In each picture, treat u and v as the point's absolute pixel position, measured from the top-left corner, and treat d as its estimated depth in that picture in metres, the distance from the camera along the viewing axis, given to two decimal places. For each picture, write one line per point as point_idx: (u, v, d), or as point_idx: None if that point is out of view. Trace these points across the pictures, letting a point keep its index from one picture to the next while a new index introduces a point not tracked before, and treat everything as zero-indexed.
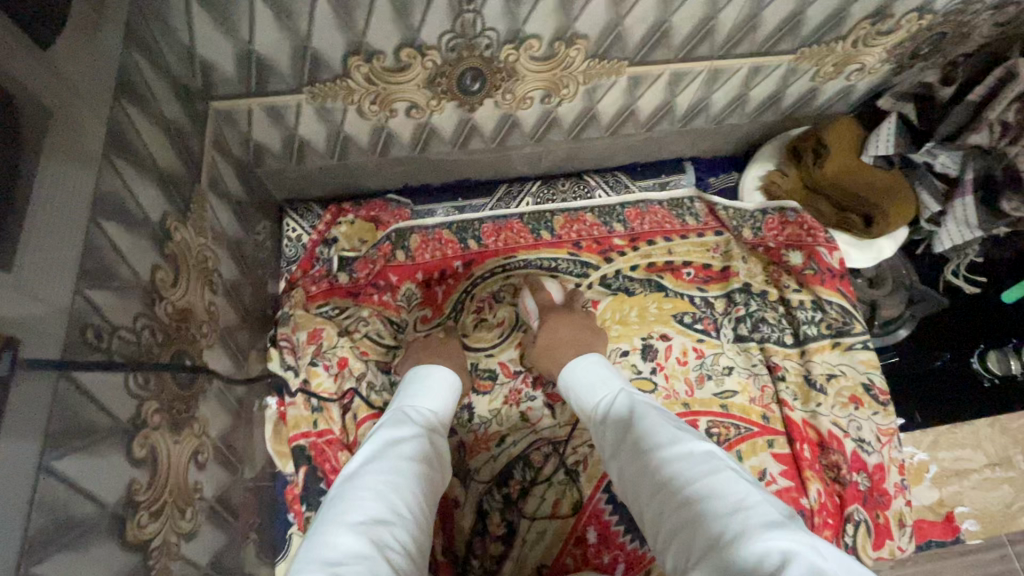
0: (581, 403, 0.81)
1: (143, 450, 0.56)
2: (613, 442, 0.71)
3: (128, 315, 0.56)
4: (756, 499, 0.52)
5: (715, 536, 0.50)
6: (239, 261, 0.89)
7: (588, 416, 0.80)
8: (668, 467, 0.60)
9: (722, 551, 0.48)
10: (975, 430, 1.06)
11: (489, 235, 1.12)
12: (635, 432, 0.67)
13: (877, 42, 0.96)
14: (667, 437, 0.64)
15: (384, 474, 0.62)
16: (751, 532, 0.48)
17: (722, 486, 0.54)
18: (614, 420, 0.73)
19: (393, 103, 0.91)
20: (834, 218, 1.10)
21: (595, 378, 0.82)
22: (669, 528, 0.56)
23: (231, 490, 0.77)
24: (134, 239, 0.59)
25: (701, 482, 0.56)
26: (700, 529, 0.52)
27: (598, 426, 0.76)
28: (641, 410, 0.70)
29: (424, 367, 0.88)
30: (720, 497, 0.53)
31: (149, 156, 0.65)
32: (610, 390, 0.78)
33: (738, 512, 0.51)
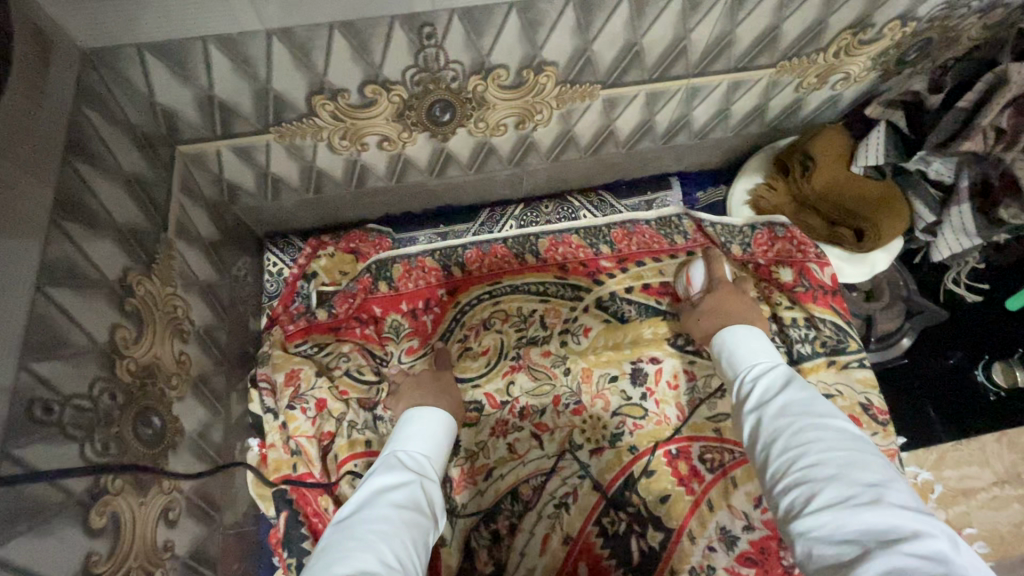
0: (728, 357, 0.80)
1: (101, 519, 0.55)
2: (752, 396, 0.71)
3: (82, 382, 0.56)
4: (899, 486, 0.53)
5: (846, 496, 0.52)
6: (214, 304, 0.89)
7: (730, 370, 0.79)
8: (815, 430, 0.60)
9: (852, 510, 0.51)
10: (981, 446, 1.02)
11: (473, 261, 1.11)
12: (786, 393, 0.67)
13: (860, 51, 0.93)
14: (824, 408, 0.63)
15: (373, 525, 0.61)
16: (891, 508, 0.50)
17: (870, 464, 0.55)
18: (765, 380, 0.71)
19: (364, 137, 0.90)
20: (825, 232, 1.07)
21: (746, 342, 0.80)
22: (793, 478, 0.58)
23: (207, 541, 0.76)
24: (87, 301, 0.58)
25: (846, 452, 0.57)
26: (832, 485, 0.54)
27: (740, 380, 0.75)
28: (800, 380, 0.69)
29: (416, 408, 0.84)
30: (863, 470, 0.54)
31: (108, 214, 0.64)
32: (769, 358, 0.76)
33: (879, 487, 0.52)
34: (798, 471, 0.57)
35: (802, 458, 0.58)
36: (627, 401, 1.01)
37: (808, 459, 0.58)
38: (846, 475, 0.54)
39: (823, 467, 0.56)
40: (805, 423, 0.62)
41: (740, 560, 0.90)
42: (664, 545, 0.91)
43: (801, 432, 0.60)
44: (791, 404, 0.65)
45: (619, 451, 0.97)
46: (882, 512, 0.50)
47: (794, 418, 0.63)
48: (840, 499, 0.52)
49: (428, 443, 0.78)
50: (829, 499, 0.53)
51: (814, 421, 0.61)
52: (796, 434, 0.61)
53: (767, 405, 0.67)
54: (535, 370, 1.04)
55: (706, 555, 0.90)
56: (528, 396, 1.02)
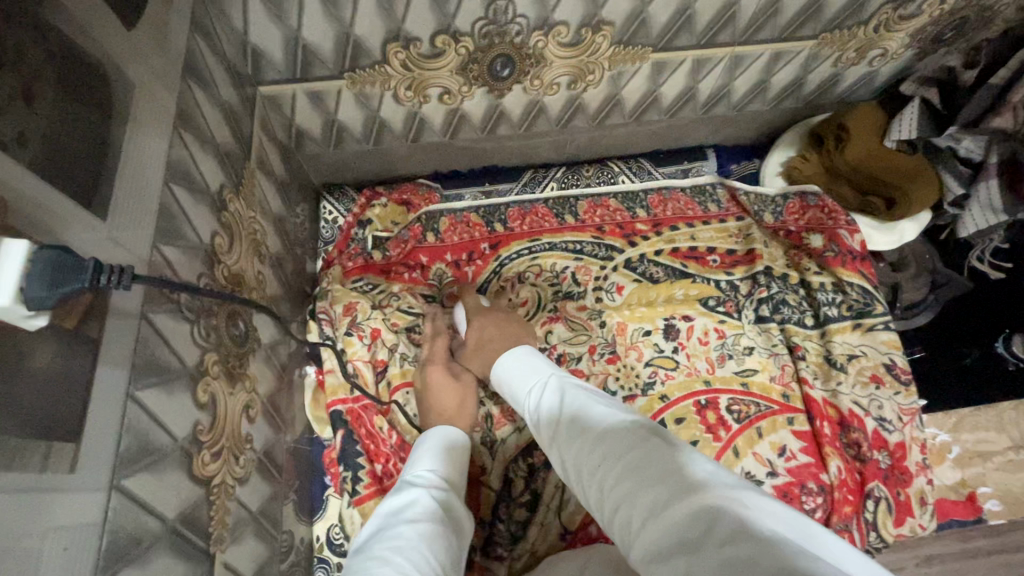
0: (515, 397, 0.78)
1: (205, 395, 0.61)
2: (545, 426, 0.68)
3: (194, 271, 0.62)
4: (684, 461, 0.50)
5: (653, 505, 0.47)
6: (282, 237, 0.95)
7: (520, 408, 0.77)
8: (602, 443, 0.57)
9: (660, 521, 0.46)
10: (998, 412, 1.06)
11: (515, 219, 1.17)
12: (566, 412, 0.65)
13: (899, 26, 0.98)
14: (599, 415, 0.61)
15: (389, 542, 0.60)
16: (687, 495, 0.45)
17: (649, 453, 0.52)
18: (546, 410, 0.69)
19: (428, 89, 0.96)
20: (857, 202, 1.12)
21: (520, 371, 0.79)
22: (611, 506, 0.52)
23: (275, 447, 0.82)
24: (196, 203, 0.65)
25: (633, 453, 0.53)
26: (635, 500, 0.49)
27: (532, 418, 0.72)
28: (570, 392, 0.68)
29: (427, 433, 0.85)
30: (652, 461, 0.51)
31: (210, 134, 0.71)
32: (538, 378, 0.75)
33: (670, 477, 0.48)
34: (612, 495, 0.53)
35: (608, 476, 0.54)
36: (659, 353, 1.06)
37: (610, 480, 0.53)
38: (642, 479, 0.50)
39: (622, 483, 0.52)
40: (592, 442, 0.58)
41: None
42: None
43: (597, 454, 0.57)
44: (574, 423, 0.63)
45: (652, 398, 1.03)
46: (681, 505, 0.45)
47: (584, 440, 0.60)
48: (650, 512, 0.47)
49: (432, 464, 0.76)
50: (642, 514, 0.48)
51: (597, 435, 0.59)
52: (591, 451, 0.58)
53: (562, 435, 0.64)
54: (572, 321, 1.09)
55: None
56: (564, 343, 1.07)
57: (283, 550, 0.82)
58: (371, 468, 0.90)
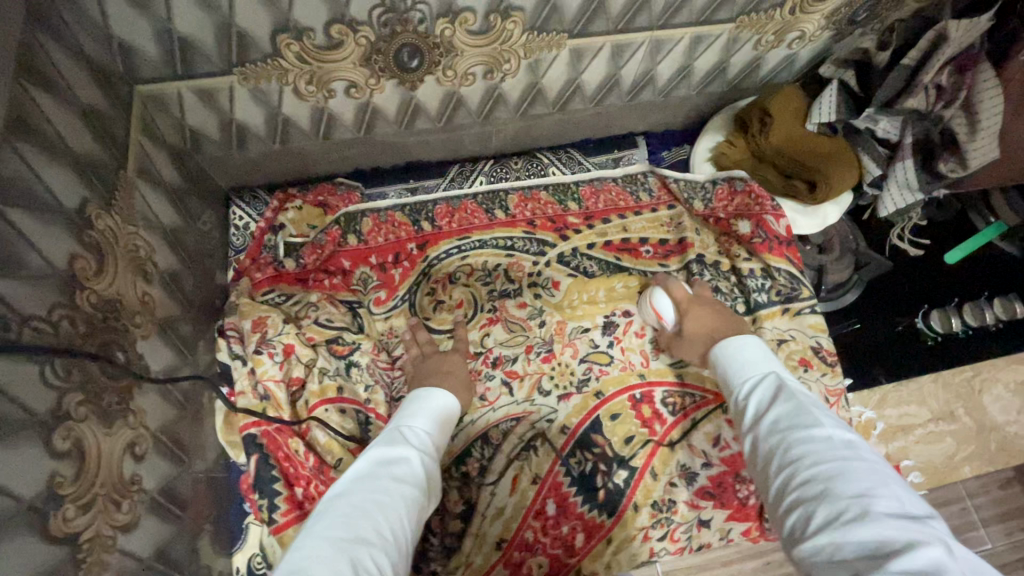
0: (728, 380, 0.82)
1: (66, 442, 0.55)
2: (753, 416, 0.72)
3: (42, 304, 0.55)
4: (889, 492, 0.52)
5: (837, 513, 0.51)
6: (178, 250, 0.87)
7: (732, 391, 0.80)
8: (803, 446, 0.61)
9: (839, 528, 0.50)
10: (919, 386, 1.09)
11: (442, 217, 1.11)
12: (781, 409, 0.68)
13: (814, 8, 0.97)
14: (812, 421, 0.64)
15: (373, 493, 0.64)
16: (877, 519, 0.49)
17: (857, 473, 0.55)
18: (759, 400, 0.73)
19: (331, 82, 0.89)
20: (781, 186, 1.11)
21: (736, 358, 0.83)
22: (789, 499, 0.57)
23: (178, 482, 0.75)
24: (43, 225, 0.57)
25: (834, 465, 0.56)
26: (821, 503, 0.53)
27: (740, 402, 0.77)
28: (792, 395, 0.70)
29: (421, 390, 0.88)
30: (850, 481, 0.54)
31: (63, 142, 0.63)
32: (761, 372, 0.78)
33: (867, 498, 0.51)
34: (795, 490, 0.57)
35: (797, 475, 0.58)
36: (594, 348, 1.04)
37: (797, 479, 0.58)
38: (833, 489, 0.54)
39: (812, 486, 0.56)
40: (795, 441, 0.62)
41: (699, 494, 0.96)
42: (628, 481, 0.96)
43: (793, 453, 0.61)
44: (783, 422, 0.66)
45: (587, 396, 1.01)
46: (870, 527, 0.48)
47: (787, 436, 0.63)
48: (830, 518, 0.51)
49: (430, 426, 0.81)
50: (822, 516, 0.52)
51: (804, 438, 0.62)
52: (789, 452, 0.62)
53: (766, 426, 0.68)
54: (510, 322, 1.06)
55: (667, 490, 0.96)
56: (501, 346, 1.04)
57: None
58: (289, 493, 0.84)
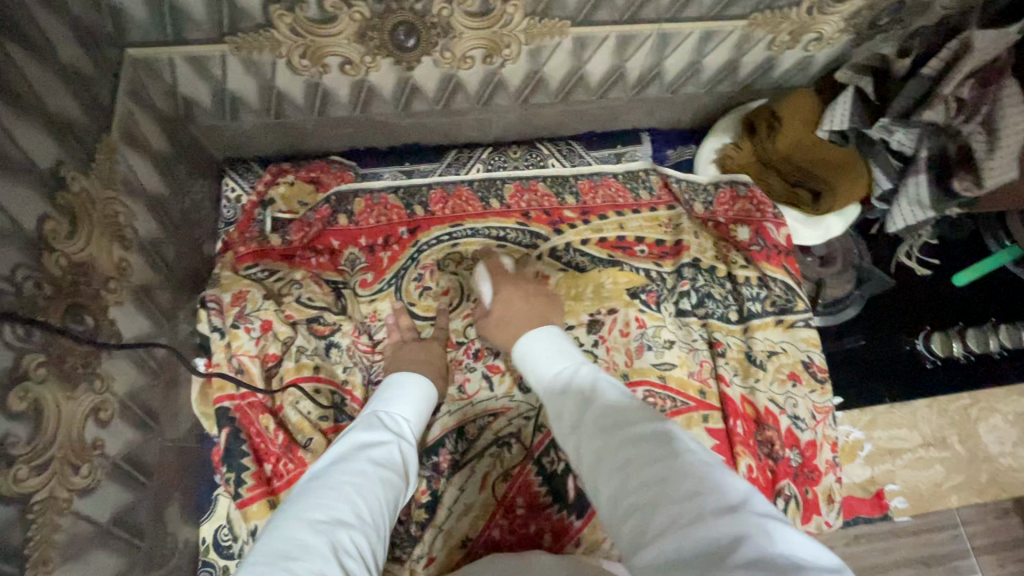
0: (535, 375, 0.69)
1: (22, 402, 0.55)
2: (568, 412, 0.59)
3: (6, 264, 0.54)
4: (717, 483, 0.45)
5: (676, 519, 0.43)
6: (162, 218, 0.86)
7: (539, 386, 0.67)
8: (626, 446, 0.50)
9: (678, 535, 0.42)
10: (912, 410, 1.06)
11: (436, 203, 1.09)
12: (593, 406, 0.56)
13: (832, 9, 0.93)
14: (626, 416, 0.53)
15: (350, 476, 0.60)
16: (709, 522, 0.42)
17: (682, 468, 0.46)
18: (572, 393, 0.61)
19: (325, 58, 0.87)
20: (784, 193, 1.08)
21: (542, 347, 0.70)
22: (622, 508, 0.47)
23: (144, 449, 0.76)
24: (14, 184, 0.57)
25: (662, 462, 0.47)
26: (658, 509, 0.44)
27: (549, 396, 0.64)
28: (599, 387, 0.59)
29: (400, 373, 0.85)
30: (676, 479, 0.45)
31: (40, 101, 0.62)
32: (567, 361, 0.67)
33: (699, 497, 0.44)
34: (629, 496, 0.47)
35: (627, 481, 0.48)
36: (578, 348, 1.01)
37: (629, 486, 0.47)
38: (666, 492, 0.45)
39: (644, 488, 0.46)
40: (615, 440, 0.51)
41: None
42: None
43: (620, 451, 0.50)
44: (606, 416, 0.54)
45: None
46: (708, 528, 0.41)
47: (610, 434, 0.52)
48: (667, 525, 0.43)
49: (410, 409, 0.78)
50: (659, 524, 0.43)
51: (625, 437, 0.51)
52: (615, 455, 0.50)
53: (582, 420, 0.56)
54: None
55: None
56: (482, 338, 1.02)
57: (155, 559, 0.77)
58: (258, 469, 0.85)
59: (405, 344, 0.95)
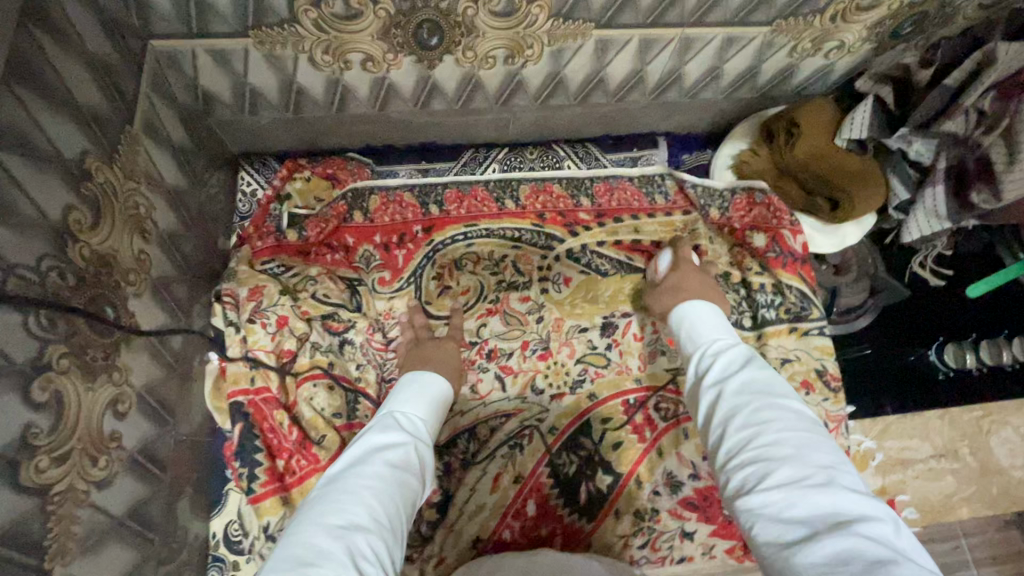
0: (694, 335, 0.75)
1: (44, 393, 0.54)
2: (712, 372, 0.66)
3: (30, 254, 0.54)
4: (848, 469, 0.51)
5: (799, 477, 0.49)
6: (180, 211, 0.86)
7: (694, 345, 0.74)
8: (769, 408, 0.57)
9: (801, 489, 0.48)
10: (924, 421, 1.06)
11: (451, 202, 1.08)
12: (749, 368, 0.63)
13: (856, 18, 0.92)
14: (779, 388, 0.60)
15: (366, 480, 0.60)
16: (837, 490, 0.48)
17: (820, 446, 0.53)
18: (725, 357, 0.67)
19: (348, 54, 0.87)
20: (801, 201, 1.09)
21: (710, 318, 0.77)
22: (744, 456, 0.54)
23: (159, 442, 0.75)
24: (40, 173, 0.57)
25: (802, 433, 0.54)
26: (786, 464, 0.51)
27: (701, 357, 0.70)
28: (760, 359, 0.65)
29: (414, 373, 0.84)
30: (815, 451, 0.52)
31: (65, 91, 0.61)
32: (727, 336, 0.73)
33: (832, 470, 0.50)
34: (755, 450, 0.54)
35: (760, 436, 0.54)
36: (593, 349, 1.02)
37: (761, 438, 0.54)
38: (801, 456, 0.51)
39: (778, 447, 0.53)
40: (762, 400, 0.58)
41: (683, 504, 0.95)
42: (612, 487, 0.94)
43: (758, 411, 0.57)
44: (754, 381, 0.61)
45: (580, 397, 0.99)
46: (831, 492, 0.48)
47: (754, 395, 0.59)
48: (794, 479, 0.49)
49: (425, 410, 0.77)
50: (780, 477, 0.50)
51: (770, 400, 0.58)
52: (755, 412, 0.57)
53: (728, 382, 0.62)
54: (510, 315, 1.04)
55: (651, 499, 0.95)
56: (497, 338, 1.02)
57: (166, 552, 0.77)
58: (270, 465, 0.85)
59: (420, 343, 0.95)
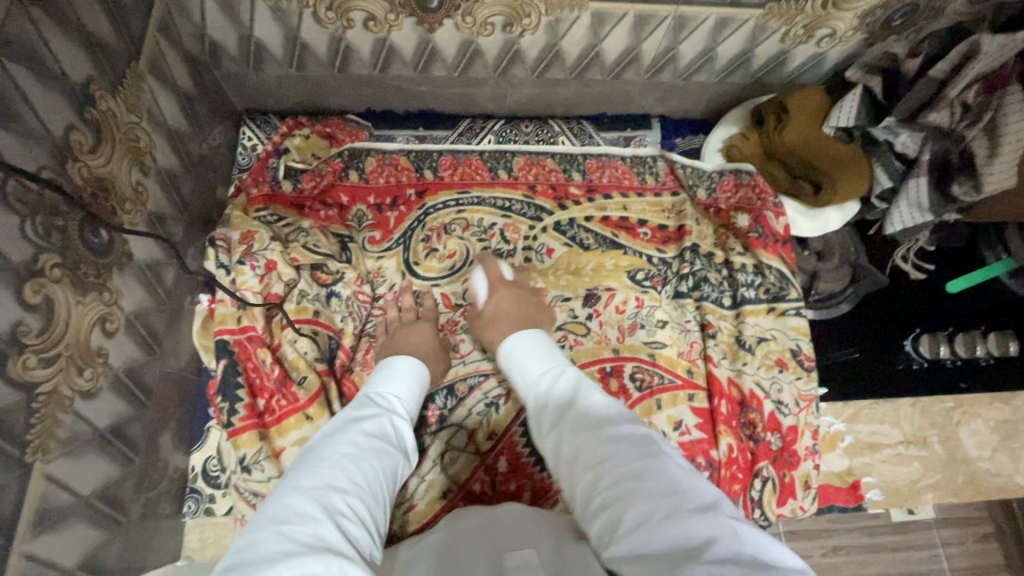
0: (519, 373, 0.77)
1: (36, 296, 0.57)
2: (559, 414, 0.68)
3: (32, 162, 0.57)
4: (689, 489, 0.55)
5: (645, 514, 0.53)
6: (181, 153, 0.89)
7: (520, 386, 0.77)
8: (611, 446, 0.60)
9: (650, 528, 0.51)
10: (895, 408, 1.08)
11: (446, 168, 1.11)
12: (577, 409, 0.66)
13: (848, 5, 0.95)
14: (616, 421, 0.64)
15: (343, 448, 0.59)
16: (682, 518, 0.51)
17: (659, 472, 0.56)
18: (554, 398, 0.70)
19: (351, 12, 0.90)
20: (785, 183, 1.11)
21: (530, 349, 0.78)
22: (597, 502, 0.57)
23: (145, 369, 0.78)
24: (45, 89, 0.60)
25: (644, 462, 0.57)
26: (630, 505, 0.54)
27: (534, 398, 0.73)
28: (586, 392, 0.68)
29: (389, 356, 0.81)
30: (657, 478, 0.56)
31: (75, 15, 0.64)
32: (550, 367, 0.75)
33: (673, 497, 0.54)
34: (605, 491, 0.57)
35: (608, 477, 0.57)
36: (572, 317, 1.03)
37: (608, 481, 0.57)
38: (642, 489, 0.55)
39: (625, 485, 0.56)
40: (609, 439, 0.61)
41: None
42: None
43: (604, 451, 0.60)
44: (591, 420, 0.64)
45: None
46: (674, 524, 0.51)
47: (598, 434, 0.62)
48: (641, 517, 0.52)
49: (405, 387, 0.76)
50: (633, 517, 0.53)
51: (611, 436, 0.61)
52: (599, 452, 0.60)
53: (571, 422, 0.65)
54: None
55: None
56: None
57: (147, 476, 0.79)
58: (250, 401, 0.87)
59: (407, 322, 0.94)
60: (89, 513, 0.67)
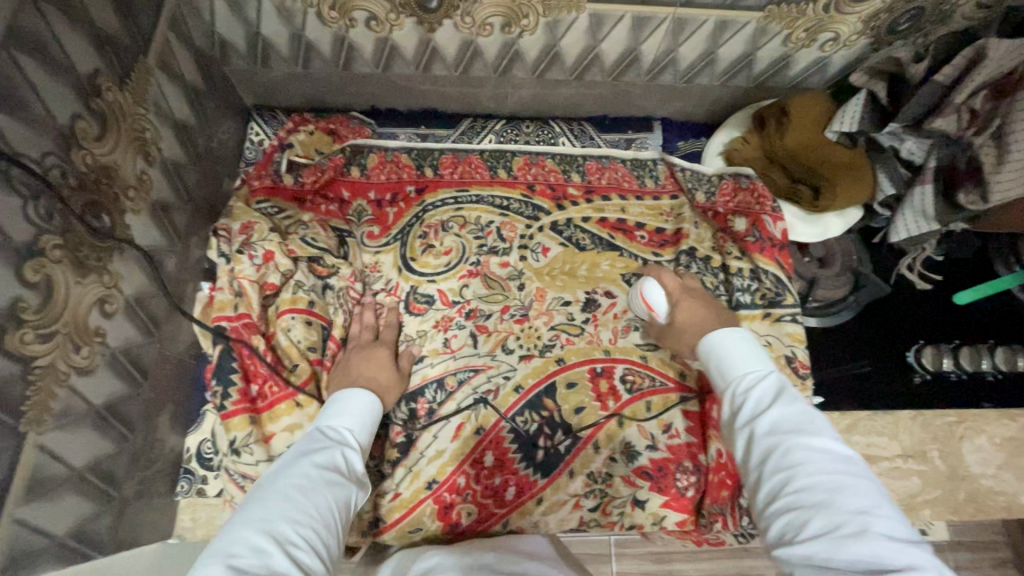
0: (716, 364, 0.72)
1: (36, 275, 0.60)
2: (745, 408, 0.63)
3: (36, 148, 0.60)
4: (887, 512, 0.50)
5: (834, 526, 0.49)
6: (187, 145, 0.93)
7: (717, 377, 0.71)
8: (803, 452, 0.55)
9: (834, 541, 0.48)
10: (895, 420, 1.05)
11: (446, 167, 1.12)
12: (775, 407, 0.61)
13: (850, 9, 0.94)
14: (815, 427, 0.58)
15: (295, 481, 0.60)
16: (875, 538, 0.47)
17: (857, 488, 0.52)
18: (744, 392, 0.65)
19: (353, 12, 0.92)
20: (785, 189, 1.09)
21: (736, 345, 0.71)
22: (779, 503, 0.53)
23: (143, 351, 0.81)
24: (52, 78, 0.63)
25: (838, 476, 0.53)
26: (818, 514, 0.50)
27: (729, 391, 0.68)
28: (789, 394, 0.62)
29: (339, 388, 0.81)
30: (851, 494, 0.51)
31: (83, 10, 0.68)
32: (759, 363, 0.69)
33: (867, 516, 0.49)
34: (788, 494, 0.53)
35: (794, 482, 0.54)
36: (570, 320, 1.04)
37: (793, 485, 0.53)
38: (834, 501, 0.51)
39: (811, 493, 0.52)
40: (800, 445, 0.56)
41: (638, 472, 0.96)
42: (569, 448, 0.97)
43: (791, 453, 0.56)
44: (783, 422, 0.59)
45: (548, 360, 1.02)
46: (869, 544, 0.47)
47: (788, 437, 0.57)
48: (826, 529, 0.49)
49: (356, 418, 0.76)
50: (819, 525, 0.50)
51: (806, 443, 0.56)
52: (785, 455, 0.56)
53: (758, 419, 0.61)
54: (490, 279, 1.06)
55: (606, 464, 0.97)
56: (478, 300, 1.05)
57: (141, 454, 0.82)
58: (243, 386, 0.90)
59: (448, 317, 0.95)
60: (82, 485, 0.70)
